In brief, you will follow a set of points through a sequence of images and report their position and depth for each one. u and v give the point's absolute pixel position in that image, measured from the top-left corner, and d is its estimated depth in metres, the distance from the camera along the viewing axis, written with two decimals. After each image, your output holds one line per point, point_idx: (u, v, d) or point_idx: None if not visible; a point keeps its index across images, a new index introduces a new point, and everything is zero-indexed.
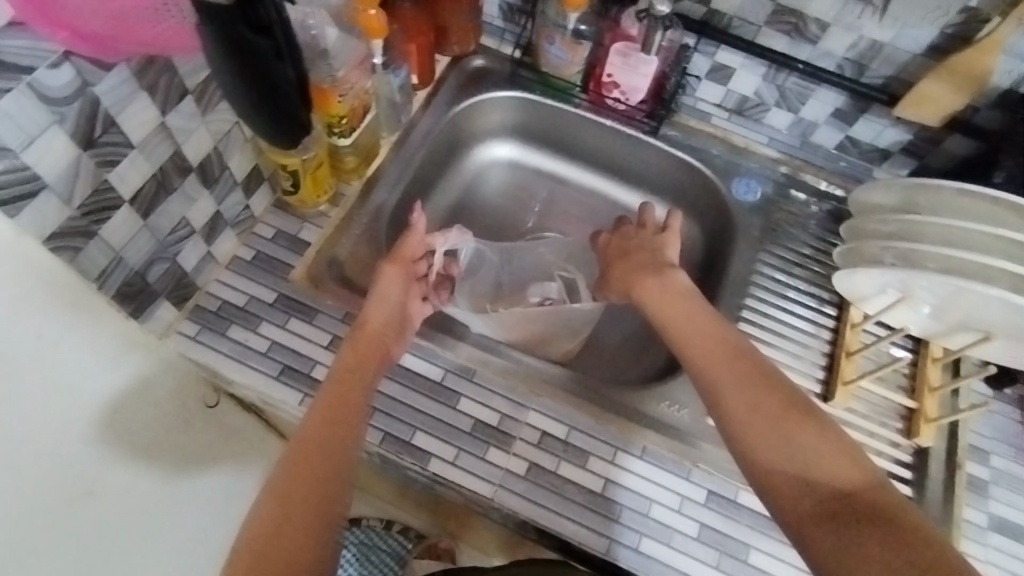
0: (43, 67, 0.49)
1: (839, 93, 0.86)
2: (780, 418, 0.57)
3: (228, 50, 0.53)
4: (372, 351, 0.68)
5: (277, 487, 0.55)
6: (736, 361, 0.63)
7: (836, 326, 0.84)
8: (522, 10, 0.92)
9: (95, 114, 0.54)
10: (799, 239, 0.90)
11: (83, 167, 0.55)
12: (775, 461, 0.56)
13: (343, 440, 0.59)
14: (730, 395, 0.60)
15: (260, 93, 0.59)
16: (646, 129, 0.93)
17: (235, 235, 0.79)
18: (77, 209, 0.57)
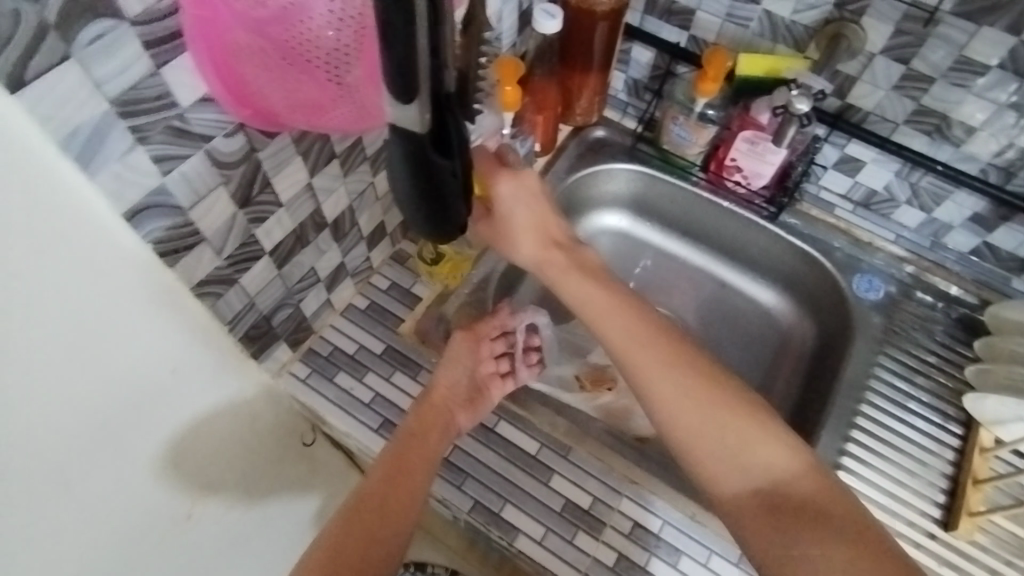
0: (219, 135, 0.54)
1: (980, 199, 0.81)
2: (723, 415, 0.56)
3: (413, 178, 0.45)
4: (432, 412, 0.71)
5: (330, 543, 0.61)
6: (662, 350, 0.59)
7: (961, 448, 0.77)
8: (648, 86, 0.93)
9: (255, 177, 0.59)
10: (922, 344, 0.84)
11: (237, 224, 0.60)
12: (722, 468, 0.55)
13: (396, 498, 0.64)
14: (666, 388, 0.57)
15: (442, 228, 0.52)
16: (765, 214, 0.91)
17: (353, 283, 0.83)
18: (225, 259, 0.62)
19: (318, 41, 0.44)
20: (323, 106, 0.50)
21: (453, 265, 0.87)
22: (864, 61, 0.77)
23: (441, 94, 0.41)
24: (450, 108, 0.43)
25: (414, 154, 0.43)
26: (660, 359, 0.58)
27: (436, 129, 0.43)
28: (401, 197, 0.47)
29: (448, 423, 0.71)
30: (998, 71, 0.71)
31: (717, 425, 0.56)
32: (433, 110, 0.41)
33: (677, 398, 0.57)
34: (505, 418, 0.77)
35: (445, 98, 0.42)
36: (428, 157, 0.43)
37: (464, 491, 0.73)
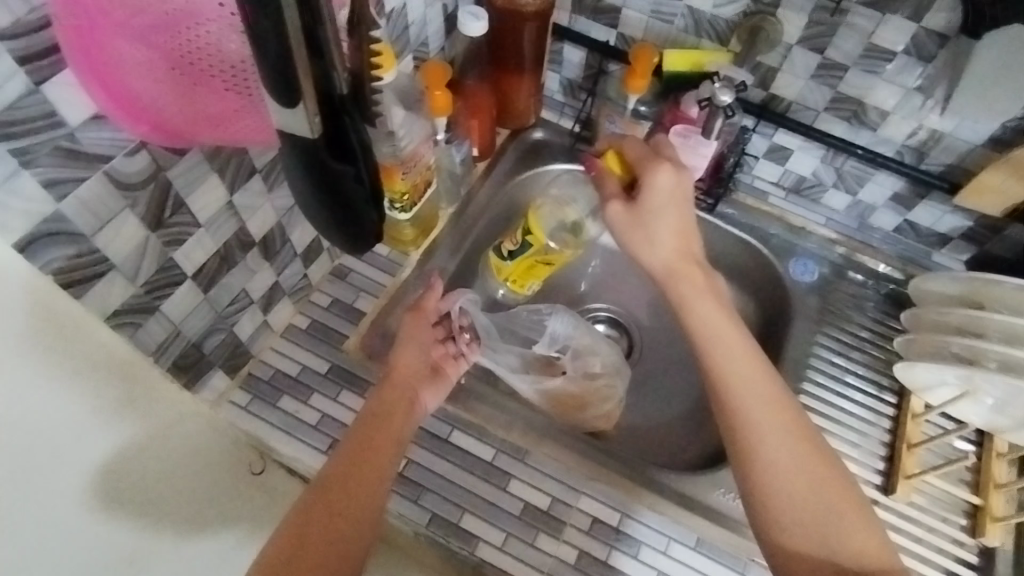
0: (120, 155, 0.51)
1: (898, 179, 0.85)
2: (818, 483, 0.58)
3: (307, 175, 0.48)
4: (395, 387, 0.70)
5: (292, 526, 0.57)
6: (797, 425, 0.61)
7: (896, 416, 0.81)
8: (583, 86, 0.94)
9: (166, 198, 0.57)
10: (855, 321, 0.87)
11: (151, 248, 0.58)
12: (797, 531, 0.57)
13: (367, 467, 0.61)
14: (763, 446, 0.59)
15: (333, 209, 0.51)
16: (703, 206, 0.93)
17: (292, 303, 0.81)
18: (141, 286, 0.60)
19: (212, 49, 0.44)
20: (221, 117, 0.50)
21: (396, 277, 0.85)
22: (782, 52, 0.80)
23: (331, 94, 0.45)
24: (345, 109, 0.47)
25: (302, 150, 0.47)
26: (772, 421, 0.60)
27: (330, 133, 0.47)
28: (303, 194, 0.51)
29: (411, 398, 0.70)
30: (904, 57, 0.75)
31: (805, 468, 0.58)
32: (323, 114, 0.46)
33: (756, 403, 0.61)
34: (457, 427, 0.76)
35: (336, 100, 0.46)
36: (327, 164, 0.48)
37: (421, 504, 0.72)
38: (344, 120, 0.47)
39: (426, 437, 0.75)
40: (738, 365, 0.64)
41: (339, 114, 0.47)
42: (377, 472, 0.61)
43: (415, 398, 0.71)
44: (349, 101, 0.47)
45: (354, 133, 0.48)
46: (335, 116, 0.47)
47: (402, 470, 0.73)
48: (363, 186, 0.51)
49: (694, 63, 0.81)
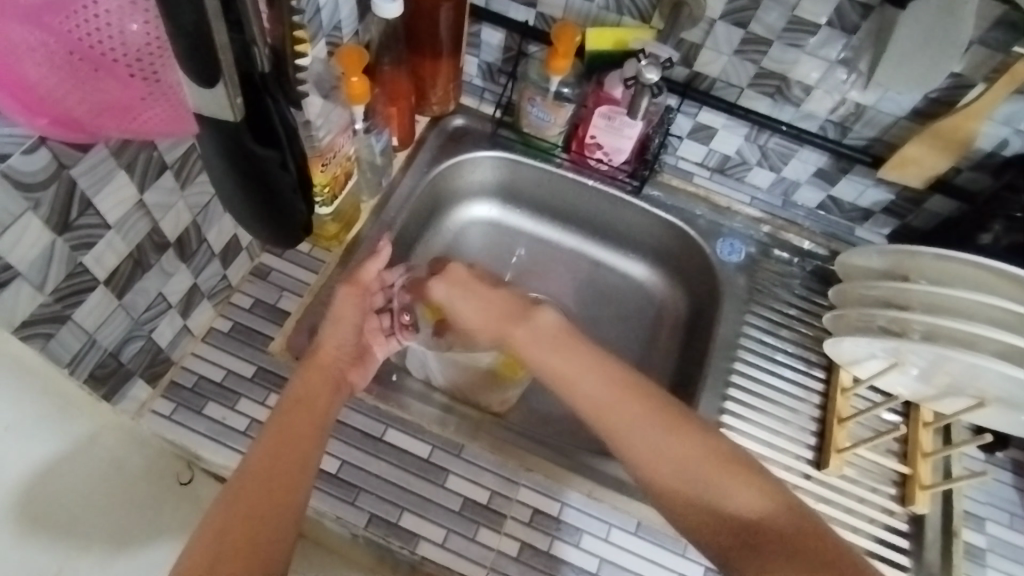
0: (17, 152, 0.47)
1: (822, 154, 0.87)
2: (684, 457, 0.59)
3: (229, 163, 0.47)
4: (322, 365, 0.68)
5: (212, 520, 0.55)
6: (639, 404, 0.61)
7: (825, 391, 0.83)
8: (503, 70, 0.92)
9: (72, 197, 0.52)
10: (783, 298, 0.89)
11: (57, 252, 0.53)
12: (691, 508, 0.57)
13: (290, 461, 0.59)
14: (631, 439, 0.60)
15: (257, 199, 0.50)
16: (628, 188, 0.93)
17: (212, 306, 0.77)
18: (49, 294, 0.55)
19: (113, 34, 0.44)
20: (128, 107, 0.48)
21: (320, 274, 0.81)
22: (706, 28, 0.80)
23: (252, 73, 0.43)
24: (268, 91, 0.45)
25: (225, 138, 0.45)
26: (626, 411, 0.61)
27: (253, 117, 0.45)
28: (223, 184, 0.49)
29: (336, 378, 0.68)
30: (827, 29, 0.76)
31: (669, 447, 0.59)
32: (245, 96, 0.44)
33: (602, 402, 0.62)
34: (394, 425, 0.74)
35: (258, 81, 0.44)
36: (251, 151, 0.46)
37: (359, 507, 0.70)
38: (268, 103, 0.46)
39: (361, 437, 0.73)
40: (616, 404, 0.61)
41: (261, 95, 0.45)
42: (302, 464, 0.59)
43: (344, 374, 0.69)
44: (272, 81, 0.45)
45: (278, 117, 0.47)
46: (257, 98, 0.45)
47: (336, 472, 0.71)
48: (288, 171, 0.49)
49: (610, 44, 0.81)
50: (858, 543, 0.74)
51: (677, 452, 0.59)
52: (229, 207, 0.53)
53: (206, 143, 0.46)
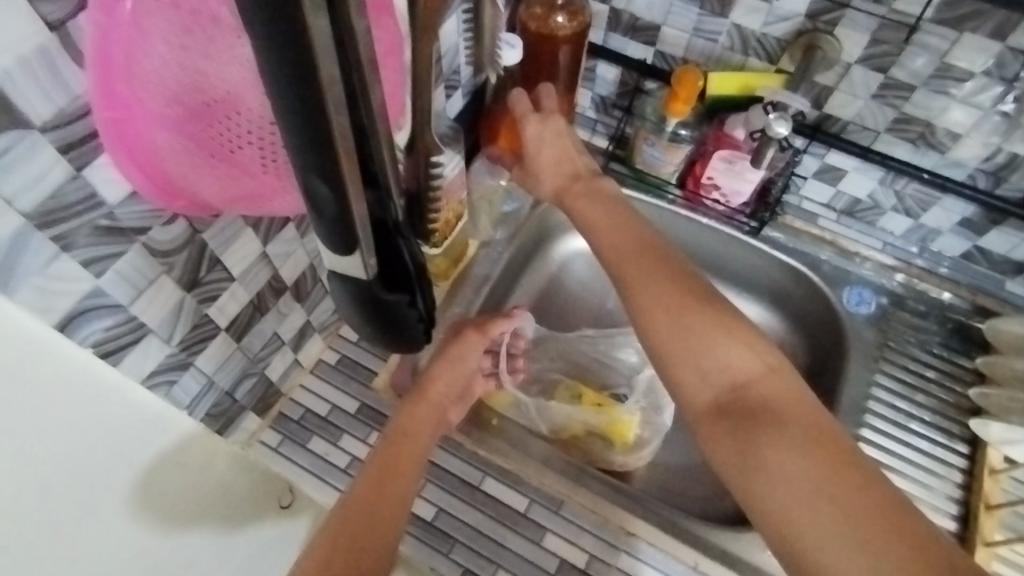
0: (156, 224, 0.49)
1: (969, 205, 0.78)
2: (682, 316, 0.51)
3: (362, 307, 0.51)
4: (427, 403, 0.68)
5: (324, 538, 0.54)
6: (662, 274, 0.54)
7: (968, 468, 0.74)
8: (617, 104, 0.90)
9: (201, 258, 0.54)
10: (916, 357, 0.81)
11: (185, 307, 0.56)
12: (681, 359, 0.50)
13: (387, 493, 0.58)
14: (648, 298, 0.52)
15: (384, 332, 0.54)
16: (746, 229, 0.87)
17: (321, 338, 0.78)
18: (176, 345, 0.58)
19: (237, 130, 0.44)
20: (258, 196, 0.49)
21: None
22: (840, 71, 0.74)
23: (385, 221, 0.48)
24: (400, 236, 0.49)
25: (360, 289, 0.49)
26: (640, 266, 0.55)
27: (383, 268, 0.50)
28: (355, 322, 0.54)
29: (434, 415, 0.68)
30: (983, 78, 0.68)
31: (665, 309, 0.51)
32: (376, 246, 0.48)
33: (609, 249, 0.58)
34: (491, 474, 0.73)
35: (391, 227, 0.48)
36: (382, 297, 0.50)
37: (454, 558, 0.69)
38: (400, 245, 0.50)
39: (459, 484, 0.72)
40: (632, 264, 0.55)
41: (390, 240, 0.49)
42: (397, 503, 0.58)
43: (443, 418, 0.69)
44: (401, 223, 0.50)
45: (408, 259, 0.51)
46: (387, 243, 0.49)
47: (432, 519, 0.70)
48: (415, 309, 0.53)
49: (735, 88, 0.77)
50: None
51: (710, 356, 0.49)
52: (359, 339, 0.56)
53: (338, 294, 0.50)
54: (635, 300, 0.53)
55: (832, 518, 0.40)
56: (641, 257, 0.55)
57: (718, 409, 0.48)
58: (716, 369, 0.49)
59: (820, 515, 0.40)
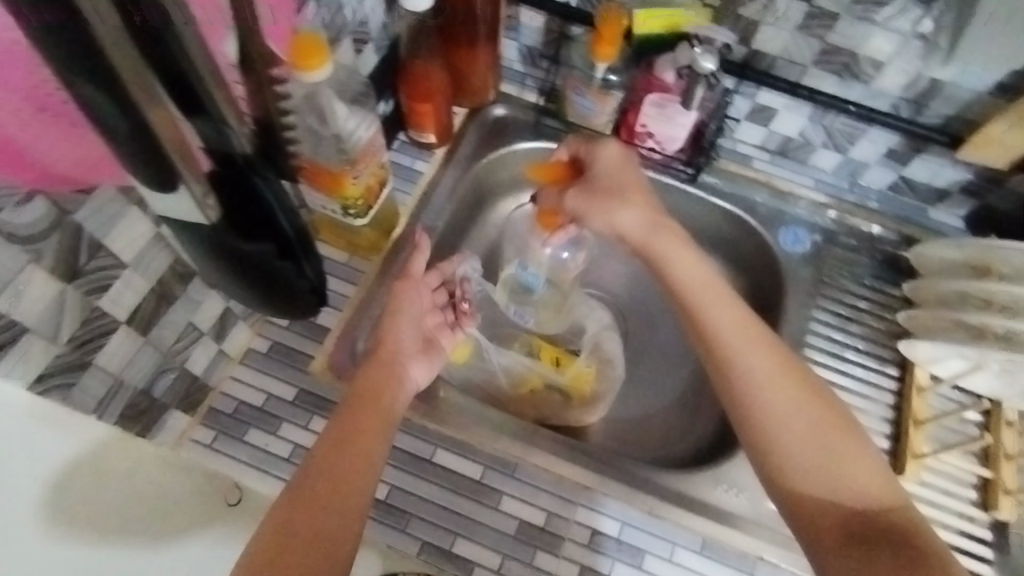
0: (9, 207, 0.45)
1: (893, 134, 0.79)
2: (786, 379, 0.60)
3: (221, 259, 0.54)
4: (385, 360, 0.66)
5: (289, 497, 0.52)
6: (735, 318, 0.63)
7: (899, 390, 0.77)
8: (544, 54, 0.86)
9: (77, 243, 0.50)
10: (850, 290, 0.82)
11: (68, 300, 0.51)
12: (788, 424, 0.58)
13: (348, 454, 0.56)
14: (743, 365, 0.61)
15: (253, 277, 0.57)
16: (683, 176, 0.86)
17: (248, 326, 0.73)
18: (65, 343, 0.53)
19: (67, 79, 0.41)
20: (94, 155, 0.46)
21: (361, 286, 0.77)
22: (764, 2, 0.72)
23: (228, 159, 0.50)
24: (249, 174, 0.52)
25: (213, 240, 0.51)
26: (733, 324, 0.63)
27: (235, 218, 0.52)
28: (219, 276, 0.56)
29: (393, 372, 0.65)
30: (901, 2, 0.68)
31: (782, 379, 0.60)
32: (223, 188, 0.50)
33: (728, 321, 0.63)
34: (442, 445, 0.71)
35: (239, 165, 0.51)
36: (237, 246, 0.53)
37: (411, 534, 0.67)
38: (257, 185, 0.53)
39: (409, 458, 0.70)
40: (742, 330, 0.62)
41: (241, 180, 0.52)
42: (365, 463, 0.56)
43: (405, 376, 0.66)
44: (252, 161, 0.53)
45: (267, 196, 0.54)
46: (238, 181, 0.51)
47: (385, 498, 0.68)
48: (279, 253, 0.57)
49: (659, 28, 0.75)
50: None
51: (784, 377, 0.60)
52: (231, 291, 0.59)
53: (193, 250, 0.53)
54: (713, 308, 0.64)
55: (823, 489, 0.56)
56: (711, 283, 0.66)
57: (798, 472, 0.57)
58: (786, 382, 0.60)
59: (822, 487, 0.56)
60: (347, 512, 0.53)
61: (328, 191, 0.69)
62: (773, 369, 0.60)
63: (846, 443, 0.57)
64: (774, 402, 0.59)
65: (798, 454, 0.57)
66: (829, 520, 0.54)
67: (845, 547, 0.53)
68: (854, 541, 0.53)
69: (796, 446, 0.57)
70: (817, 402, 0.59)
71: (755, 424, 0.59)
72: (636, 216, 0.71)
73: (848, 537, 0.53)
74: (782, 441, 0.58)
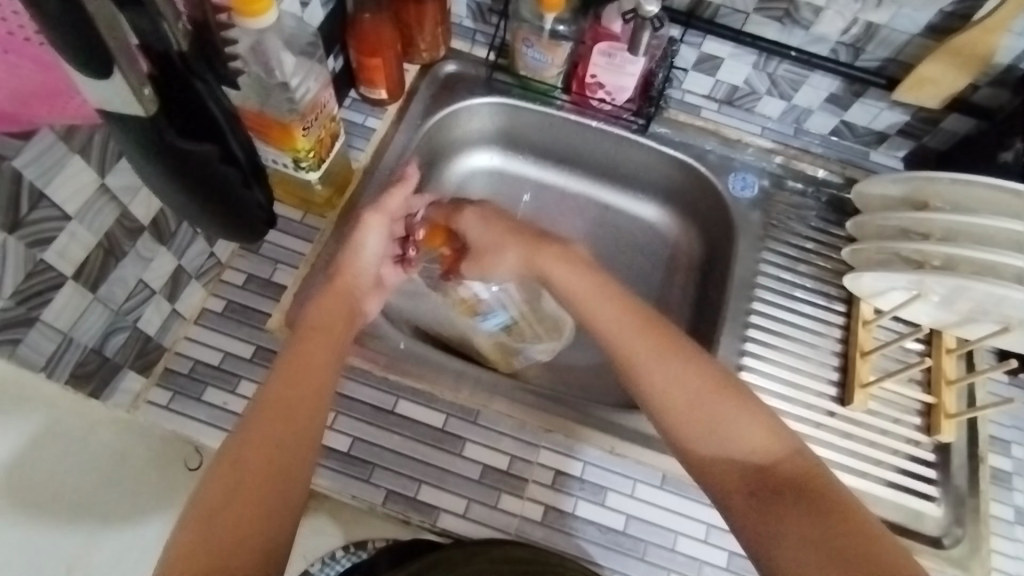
0: None
1: (833, 79, 0.82)
2: (670, 359, 0.61)
3: (158, 163, 0.49)
4: (336, 297, 0.66)
5: (231, 451, 0.53)
6: (618, 305, 0.66)
7: (847, 324, 0.80)
8: (493, 9, 0.86)
9: (18, 191, 0.49)
10: (798, 232, 0.85)
11: (11, 252, 0.50)
12: (681, 403, 0.59)
13: (297, 394, 0.56)
14: (635, 353, 0.62)
15: (197, 192, 0.54)
16: (634, 127, 0.87)
17: (201, 286, 0.72)
18: (10, 297, 0.51)
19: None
20: (42, 90, 0.46)
21: (318, 243, 0.77)
22: None
23: (164, 54, 0.47)
24: (193, 73, 0.49)
25: (148, 136, 0.47)
26: (618, 314, 0.65)
27: (177, 118, 0.49)
28: (156, 183, 0.52)
29: (344, 309, 0.65)
30: None
31: (669, 362, 0.61)
32: (162, 84, 0.48)
33: (614, 314, 0.65)
34: (405, 396, 0.72)
35: (178, 64, 0.48)
36: (178, 146, 0.50)
37: (375, 483, 0.68)
38: (195, 85, 0.50)
39: (370, 410, 0.70)
40: (626, 321, 0.64)
41: (183, 79, 0.49)
42: (312, 407, 0.56)
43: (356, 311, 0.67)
44: (191, 57, 0.49)
45: (209, 98, 0.51)
46: (181, 80, 0.49)
47: (347, 450, 0.68)
48: (226, 163, 0.55)
49: None
50: (882, 476, 0.73)
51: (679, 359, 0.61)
52: (171, 206, 0.55)
53: (125, 148, 0.48)
54: (602, 304, 0.66)
55: (723, 462, 0.57)
56: (597, 284, 0.68)
57: (702, 449, 0.58)
58: (679, 362, 0.61)
59: (722, 457, 0.57)
60: (296, 453, 0.54)
61: (277, 144, 0.68)
62: (664, 355, 0.61)
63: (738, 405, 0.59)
64: (665, 383, 0.60)
65: (698, 428, 0.58)
66: (739, 491, 0.55)
67: (748, 504, 0.55)
68: (755, 496, 0.55)
69: (693, 420, 0.59)
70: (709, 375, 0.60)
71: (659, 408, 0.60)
72: (513, 257, 0.75)
73: (750, 492, 0.55)
74: (682, 423, 0.59)
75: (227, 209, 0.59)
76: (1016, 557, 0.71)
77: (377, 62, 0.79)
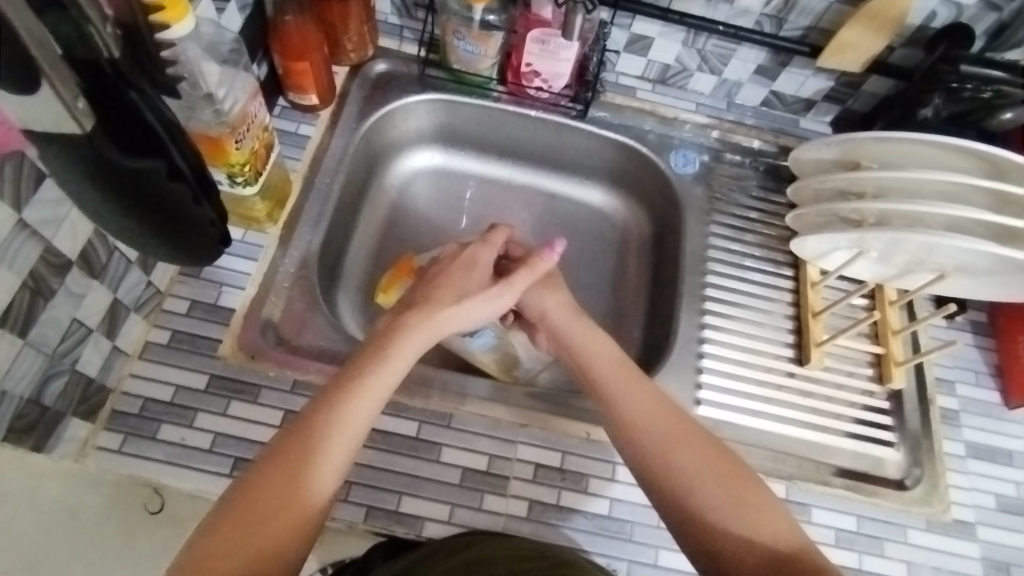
0: None
1: (760, 50, 0.84)
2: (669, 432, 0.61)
3: (101, 183, 0.50)
4: (400, 363, 0.62)
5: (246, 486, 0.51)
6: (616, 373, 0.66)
7: (796, 287, 0.83)
8: (419, 3, 0.86)
9: None
10: (741, 203, 0.87)
11: None
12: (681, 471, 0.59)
13: (344, 430, 0.55)
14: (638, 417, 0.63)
15: (146, 208, 0.54)
16: (573, 113, 0.88)
17: (142, 319, 0.68)
18: None
19: None
20: None
21: (262, 261, 0.74)
22: None
23: (90, 62, 0.46)
24: (125, 82, 0.48)
25: (90, 156, 0.48)
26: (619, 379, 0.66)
27: (118, 133, 0.48)
28: (94, 206, 0.52)
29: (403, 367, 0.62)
30: None
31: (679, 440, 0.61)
32: (92, 94, 0.46)
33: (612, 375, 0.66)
34: None
35: (107, 70, 0.46)
36: (124, 165, 0.49)
37: (354, 502, 0.65)
38: (128, 92, 0.48)
39: None
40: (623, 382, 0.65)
41: (115, 89, 0.47)
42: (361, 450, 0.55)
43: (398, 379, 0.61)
44: (124, 67, 0.48)
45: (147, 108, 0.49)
46: (113, 90, 0.47)
47: None
48: (176, 179, 0.54)
49: None
50: (843, 428, 0.76)
51: (691, 445, 0.61)
52: (121, 232, 0.56)
53: (67, 176, 0.49)
54: (609, 372, 0.67)
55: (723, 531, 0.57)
56: (596, 338, 0.71)
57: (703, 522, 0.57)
58: (685, 441, 0.61)
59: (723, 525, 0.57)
60: (316, 480, 0.53)
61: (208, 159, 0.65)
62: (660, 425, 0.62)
63: (753, 493, 0.58)
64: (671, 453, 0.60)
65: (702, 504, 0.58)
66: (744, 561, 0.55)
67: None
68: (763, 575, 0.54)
69: (710, 503, 0.58)
70: (726, 459, 0.60)
71: (666, 493, 0.59)
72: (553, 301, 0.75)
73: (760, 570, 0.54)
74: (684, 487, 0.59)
75: (181, 226, 0.58)
76: (970, 488, 0.75)
77: (303, 68, 0.76)
